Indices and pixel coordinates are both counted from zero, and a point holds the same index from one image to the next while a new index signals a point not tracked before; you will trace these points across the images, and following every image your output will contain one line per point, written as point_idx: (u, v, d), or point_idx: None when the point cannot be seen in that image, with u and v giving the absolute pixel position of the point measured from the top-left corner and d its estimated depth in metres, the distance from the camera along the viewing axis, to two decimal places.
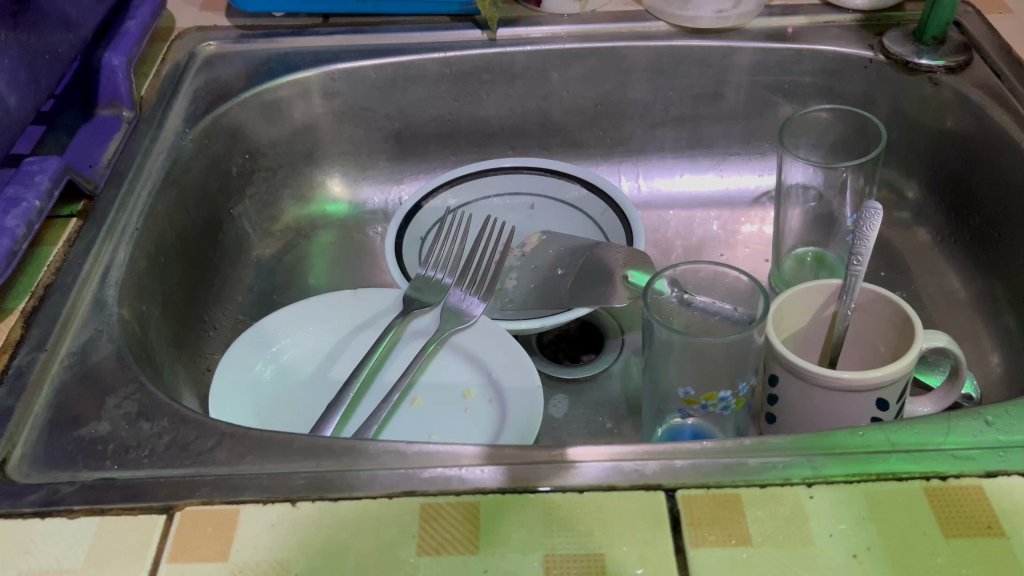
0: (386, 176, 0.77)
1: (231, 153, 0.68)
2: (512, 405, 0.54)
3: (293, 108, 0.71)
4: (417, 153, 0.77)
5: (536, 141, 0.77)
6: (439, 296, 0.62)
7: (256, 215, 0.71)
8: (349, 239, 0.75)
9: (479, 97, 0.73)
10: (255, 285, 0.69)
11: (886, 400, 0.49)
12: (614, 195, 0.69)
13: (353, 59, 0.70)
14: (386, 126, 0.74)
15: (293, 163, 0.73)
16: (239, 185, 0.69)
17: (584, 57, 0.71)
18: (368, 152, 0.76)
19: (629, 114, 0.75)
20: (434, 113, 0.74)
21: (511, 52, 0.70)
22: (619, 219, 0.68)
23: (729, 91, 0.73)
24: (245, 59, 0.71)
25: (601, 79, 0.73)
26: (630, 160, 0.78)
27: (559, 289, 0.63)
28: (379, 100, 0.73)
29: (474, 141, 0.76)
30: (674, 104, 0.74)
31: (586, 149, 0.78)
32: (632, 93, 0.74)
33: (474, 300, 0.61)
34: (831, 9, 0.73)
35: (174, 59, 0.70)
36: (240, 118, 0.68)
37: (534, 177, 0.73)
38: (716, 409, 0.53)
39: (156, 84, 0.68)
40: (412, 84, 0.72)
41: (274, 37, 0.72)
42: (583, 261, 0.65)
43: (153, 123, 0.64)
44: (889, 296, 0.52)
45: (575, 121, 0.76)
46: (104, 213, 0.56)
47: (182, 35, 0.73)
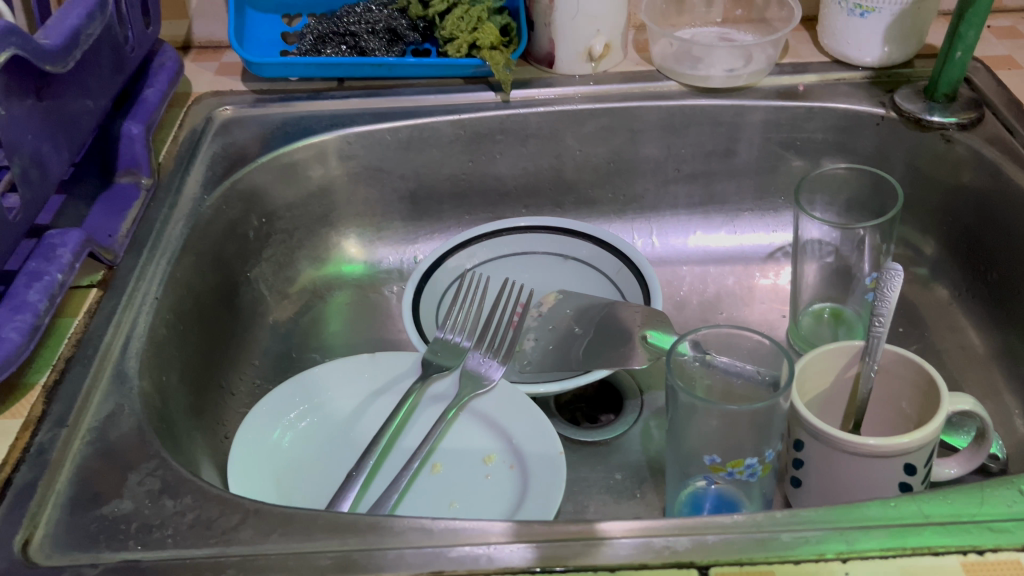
0: (401, 236, 0.76)
1: (248, 217, 0.68)
2: (534, 474, 0.53)
3: (309, 172, 0.71)
4: (431, 213, 0.76)
5: (548, 199, 0.77)
6: (460, 360, 0.61)
7: (272, 277, 0.71)
8: (364, 299, 0.74)
9: (493, 157, 0.74)
10: (271, 349, 0.68)
11: (914, 464, 0.49)
12: (630, 253, 0.68)
13: (369, 122, 0.71)
14: (401, 186, 0.74)
15: (308, 226, 0.73)
16: (256, 248, 0.69)
17: (596, 116, 0.72)
18: (383, 212, 0.75)
19: (642, 172, 0.75)
20: (448, 173, 0.74)
21: (524, 114, 0.71)
22: (636, 277, 0.67)
23: (742, 148, 0.74)
24: (261, 124, 0.71)
25: (614, 138, 0.73)
26: (643, 217, 0.77)
27: (577, 349, 0.63)
28: (394, 161, 0.73)
29: (487, 200, 0.76)
30: (687, 161, 0.75)
31: (598, 207, 0.77)
32: (644, 151, 0.74)
33: (494, 364, 0.61)
34: (842, 67, 0.73)
35: (191, 125, 0.71)
36: (258, 181, 0.68)
37: (549, 236, 0.72)
38: (742, 476, 0.52)
39: (174, 150, 0.68)
40: (427, 145, 0.72)
41: (289, 101, 0.73)
42: (600, 320, 0.64)
43: (171, 188, 0.64)
44: (913, 358, 0.53)
45: (588, 178, 0.76)
46: (124, 282, 0.56)
47: (199, 100, 0.73)
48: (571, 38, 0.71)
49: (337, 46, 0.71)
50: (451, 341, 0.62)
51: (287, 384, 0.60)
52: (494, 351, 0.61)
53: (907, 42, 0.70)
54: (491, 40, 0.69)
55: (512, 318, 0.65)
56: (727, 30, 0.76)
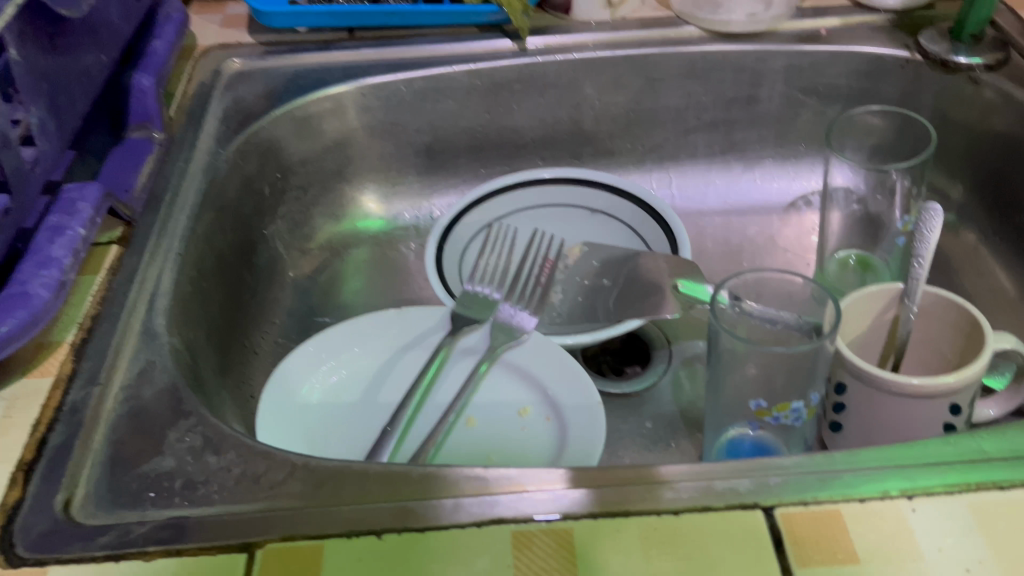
0: (416, 191, 0.75)
1: (263, 172, 0.66)
2: (572, 426, 0.52)
3: (323, 126, 0.69)
4: (447, 167, 0.75)
5: (566, 151, 0.75)
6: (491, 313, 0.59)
7: (288, 235, 0.69)
8: (382, 256, 0.72)
9: (511, 108, 0.72)
10: (291, 308, 0.67)
11: (958, 405, 0.48)
12: (655, 204, 0.67)
13: (384, 72, 0.69)
14: (416, 140, 0.72)
15: (323, 181, 0.71)
16: (271, 205, 0.67)
17: (616, 64, 0.70)
18: (398, 167, 0.73)
19: (662, 120, 0.74)
20: (464, 125, 0.73)
21: (542, 62, 0.70)
22: (662, 228, 0.66)
23: (763, 95, 0.72)
24: (272, 77, 0.69)
25: (633, 85, 0.72)
26: (662, 167, 0.76)
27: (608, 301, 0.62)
28: (410, 114, 0.71)
29: (504, 153, 0.75)
30: (707, 109, 0.73)
31: (617, 158, 0.76)
32: (664, 99, 0.72)
33: (526, 316, 0.59)
34: (863, 10, 0.72)
35: (199, 79, 0.68)
36: (272, 135, 0.66)
37: (572, 189, 0.71)
38: (787, 420, 0.51)
39: (184, 104, 0.66)
40: (442, 96, 0.70)
41: (298, 53, 0.70)
42: (629, 270, 0.63)
43: (186, 142, 0.62)
44: (955, 299, 0.52)
45: (607, 128, 0.74)
46: (145, 238, 0.54)
47: (206, 53, 0.71)
48: None
49: None
50: (478, 294, 0.61)
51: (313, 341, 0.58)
52: (525, 303, 0.60)
53: None
54: None
55: (538, 272, 0.64)
56: None
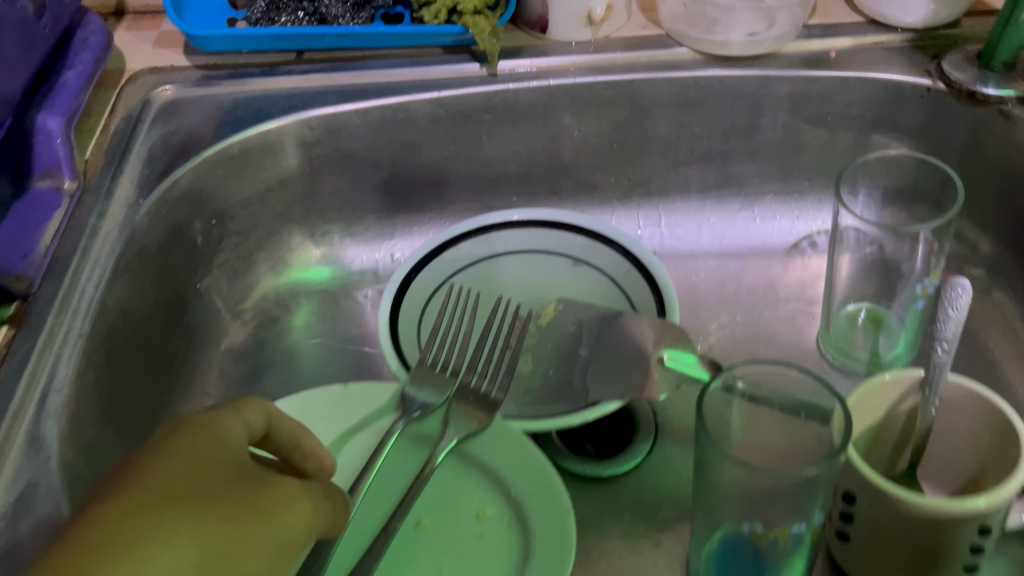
0: (374, 233, 0.67)
1: (195, 220, 0.58)
2: (537, 541, 0.45)
3: (265, 164, 0.61)
4: (409, 205, 0.67)
5: (543, 185, 0.67)
6: (450, 393, 0.51)
7: (227, 287, 0.62)
8: (335, 306, 0.65)
9: (479, 139, 0.64)
10: (229, 373, 0.59)
11: (988, 525, 0.41)
12: (640, 252, 0.59)
13: (334, 102, 0.61)
14: (374, 176, 0.64)
15: (267, 224, 0.63)
16: (206, 255, 0.59)
17: (598, 91, 0.62)
18: (353, 205, 0.65)
19: (649, 152, 0.66)
20: (428, 159, 0.65)
21: (514, 89, 0.62)
22: (646, 280, 0.58)
23: (765, 125, 0.64)
24: (208, 108, 0.61)
25: (617, 113, 0.64)
26: (650, 203, 0.68)
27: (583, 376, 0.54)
28: (365, 148, 0.63)
29: (473, 188, 0.67)
30: (701, 140, 0.65)
31: (600, 192, 0.68)
32: (652, 129, 0.64)
33: (489, 399, 0.51)
34: (878, 28, 0.64)
35: (125, 110, 0.60)
36: (205, 178, 0.58)
37: (549, 233, 0.63)
38: (788, 545, 0.44)
39: (104, 142, 0.57)
40: (402, 130, 0.63)
41: (241, 78, 0.62)
42: (609, 337, 0.55)
43: (101, 192, 0.54)
44: (985, 394, 0.45)
45: (588, 161, 0.66)
46: (41, 318, 0.47)
47: (134, 78, 0.62)
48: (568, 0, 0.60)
49: (293, 14, 0.61)
50: (435, 370, 0.52)
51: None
52: (489, 380, 0.52)
53: None
54: (474, 4, 0.59)
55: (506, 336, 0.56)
56: None
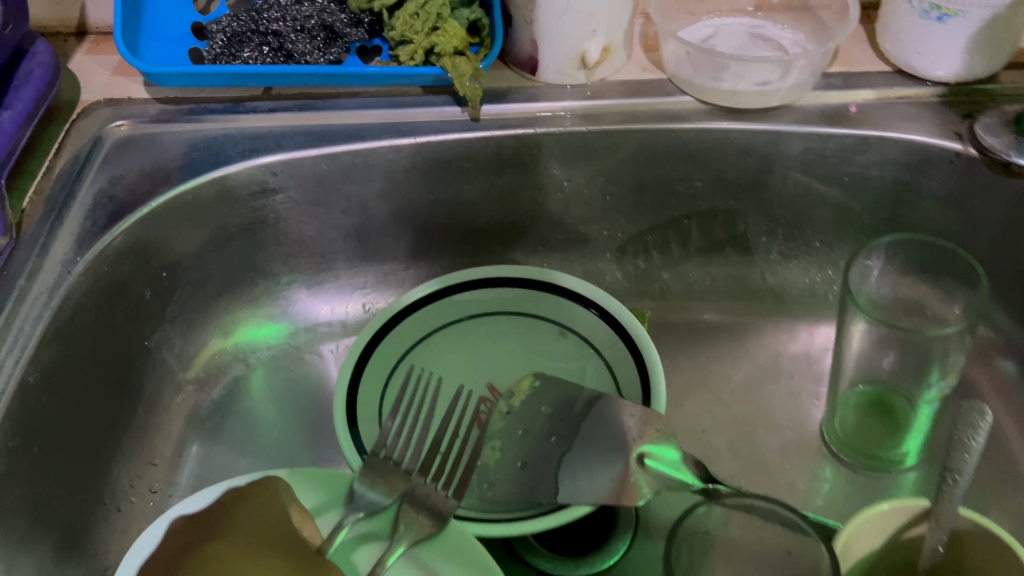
0: (344, 282, 0.62)
1: (143, 275, 0.54)
2: None
3: (223, 213, 0.56)
4: (384, 253, 0.62)
5: (530, 236, 0.62)
6: (403, 492, 0.46)
7: (181, 343, 0.58)
8: (298, 363, 0.61)
9: (460, 187, 0.59)
10: (180, 437, 0.56)
11: None
12: (626, 322, 0.53)
13: (299, 144, 0.56)
14: (344, 223, 0.59)
15: (227, 274, 0.59)
16: (155, 311, 0.55)
17: (590, 142, 0.56)
18: (322, 253, 0.61)
19: (647, 207, 0.60)
20: (403, 207, 0.59)
21: (499, 137, 0.56)
22: (632, 356, 0.52)
23: (774, 182, 0.58)
24: (164, 148, 0.56)
25: (611, 166, 0.58)
26: (646, 258, 0.63)
27: (551, 471, 0.48)
28: (334, 196, 0.58)
29: (454, 237, 0.62)
30: (704, 196, 0.59)
31: (592, 246, 0.63)
32: (649, 183, 0.59)
33: (446, 503, 0.45)
34: (907, 80, 0.57)
35: (73, 150, 0.55)
36: (155, 230, 0.53)
37: (527, 292, 0.57)
38: None
39: (46, 187, 0.53)
40: (375, 176, 0.57)
41: (202, 116, 0.57)
42: (585, 424, 0.50)
43: (35, 247, 0.50)
44: (1001, 534, 0.39)
45: (579, 213, 0.61)
46: None
47: (88, 111, 0.57)
48: (559, 41, 0.54)
49: (257, 49, 0.55)
50: (390, 462, 0.47)
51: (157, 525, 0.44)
52: (446, 479, 0.46)
53: (996, 53, 0.54)
54: (454, 44, 0.53)
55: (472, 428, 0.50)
56: (758, 24, 0.59)
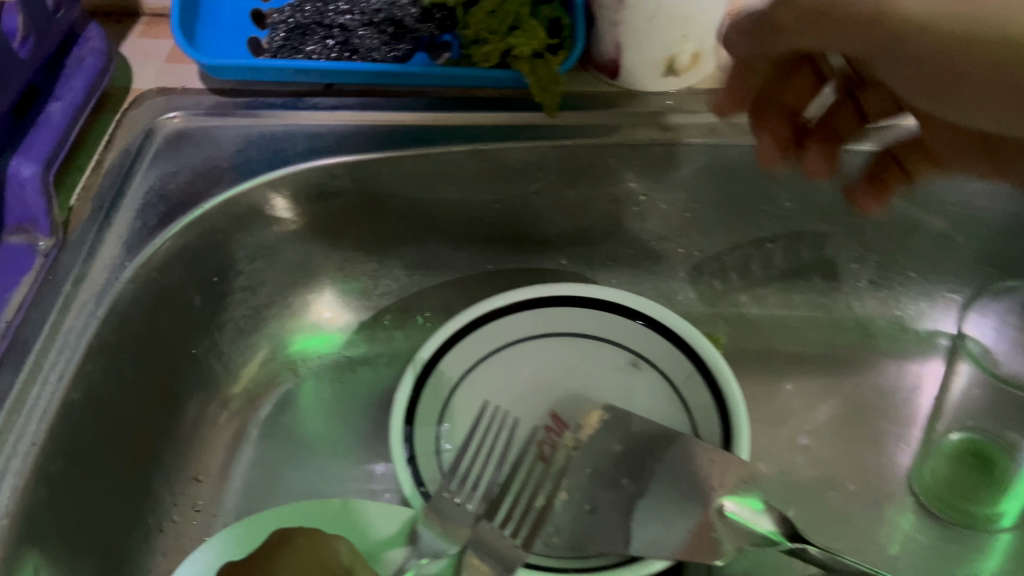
0: (400, 288, 0.59)
1: (194, 281, 0.51)
2: None
3: (278, 219, 0.53)
4: (444, 261, 0.58)
5: (600, 250, 0.58)
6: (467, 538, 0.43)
7: (229, 351, 0.55)
8: (350, 372, 0.57)
9: (528, 197, 0.55)
10: (226, 453, 0.53)
11: None
12: (705, 354, 0.49)
13: (362, 147, 0.52)
14: (404, 230, 0.56)
15: (280, 279, 0.56)
16: (205, 317, 0.52)
17: (673, 154, 0.52)
18: (379, 257, 0.58)
19: (727, 227, 0.56)
20: (467, 214, 0.56)
21: (575, 146, 0.52)
22: (712, 392, 0.48)
23: (870, 206, 0.54)
24: (219, 146, 0.52)
25: (694, 183, 0.54)
26: (722, 279, 0.59)
27: (625, 522, 0.45)
28: (396, 200, 0.54)
29: (519, 248, 0.58)
30: (791, 217, 0.55)
31: (664, 262, 0.59)
32: (733, 202, 0.55)
33: (513, 553, 0.43)
34: None
35: (122, 146, 0.51)
36: (207, 233, 0.50)
37: (595, 314, 0.53)
38: None
39: (95, 183, 0.49)
40: (438, 183, 0.54)
41: (258, 110, 0.53)
42: (660, 467, 0.47)
43: (81, 250, 0.46)
44: None
45: (654, 229, 0.57)
46: None
47: (140, 100, 0.53)
48: (647, 46, 0.49)
49: (321, 41, 0.52)
50: (455, 505, 0.45)
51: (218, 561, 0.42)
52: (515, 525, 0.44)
53: None
54: (532, 46, 0.48)
55: (537, 465, 0.48)
56: None
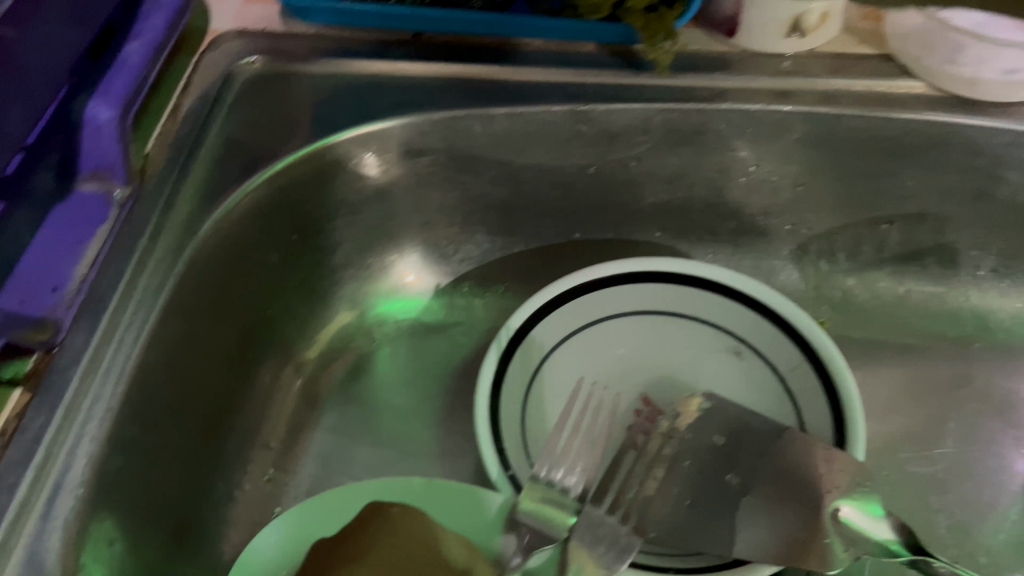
0: (482, 255, 0.56)
1: (273, 239, 0.48)
2: None
3: (363, 175, 0.50)
4: (530, 228, 0.55)
5: (698, 224, 0.55)
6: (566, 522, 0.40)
7: (304, 313, 0.52)
8: (429, 343, 0.55)
9: (628, 164, 0.51)
10: (297, 419, 0.51)
11: None
12: (817, 342, 0.45)
13: (456, 101, 0.48)
14: (491, 194, 0.53)
15: (358, 239, 0.53)
16: (282, 278, 0.50)
17: (793, 124, 0.48)
18: (463, 223, 0.54)
19: (841, 205, 0.52)
20: (560, 180, 0.52)
21: (686, 110, 0.47)
22: (823, 382, 0.44)
23: (1003, 190, 0.49)
24: (302, 95, 0.49)
25: (814, 156, 0.49)
26: (828, 258, 0.55)
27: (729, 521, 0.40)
28: (486, 161, 0.51)
29: (610, 218, 0.55)
30: (913, 197, 0.51)
31: (765, 239, 0.55)
32: (851, 179, 0.50)
33: (620, 538, 0.39)
34: None
35: (200, 91, 0.48)
36: (288, 190, 0.47)
37: (697, 295, 0.49)
38: None
39: (172, 129, 0.46)
40: (533, 144, 0.50)
41: (344, 58, 0.50)
42: (767, 464, 0.42)
43: (158, 201, 0.43)
44: None
45: (760, 203, 0.53)
46: (64, 382, 0.37)
47: (218, 42, 0.50)
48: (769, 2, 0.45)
49: None
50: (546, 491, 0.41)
51: (291, 543, 0.40)
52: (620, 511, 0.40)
53: None
54: None
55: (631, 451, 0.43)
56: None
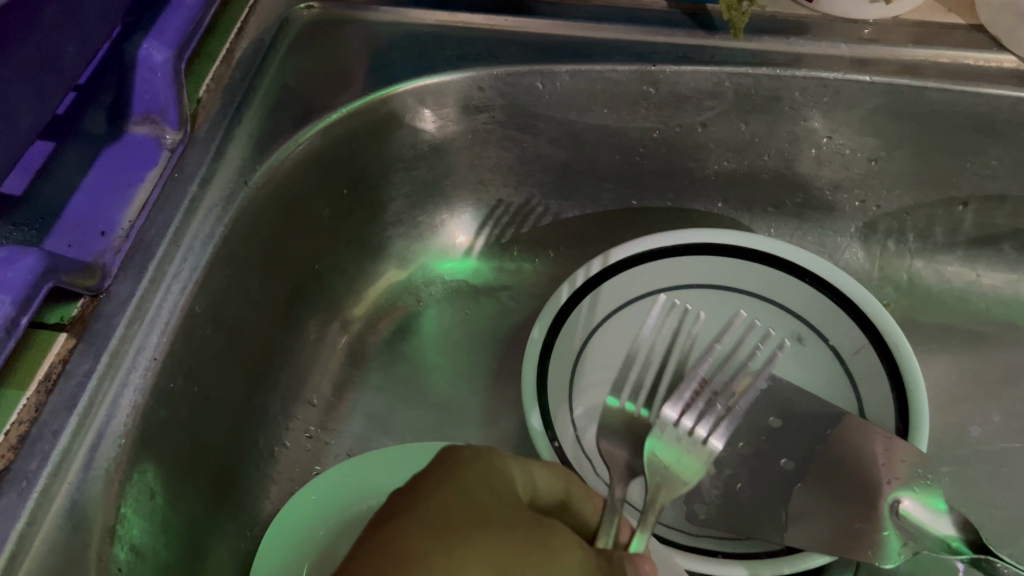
0: (536, 217, 0.55)
1: (325, 191, 0.46)
2: None
3: (420, 130, 0.48)
4: (587, 192, 0.53)
5: (762, 195, 0.53)
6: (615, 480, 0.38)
7: (352, 269, 0.52)
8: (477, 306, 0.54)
9: (694, 129, 0.49)
10: (341, 376, 0.51)
11: None
12: (883, 325, 0.43)
13: (518, 57, 0.46)
14: (550, 155, 0.51)
15: (411, 197, 0.52)
16: (331, 231, 0.48)
17: (871, 97, 0.45)
18: (519, 185, 0.53)
19: (915, 183, 0.49)
20: (621, 144, 0.50)
21: (762, 76, 0.45)
22: (888, 367, 0.42)
23: None
24: (359, 45, 0.48)
25: (892, 129, 0.47)
26: (896, 239, 0.53)
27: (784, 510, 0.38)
28: (546, 121, 0.49)
29: (671, 185, 0.53)
30: (995, 179, 0.48)
31: (831, 215, 0.53)
32: (929, 156, 0.48)
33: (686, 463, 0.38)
34: None
35: (256, 37, 0.47)
36: (342, 140, 0.46)
37: (759, 271, 0.47)
38: None
39: (226, 74, 0.45)
40: (597, 104, 0.48)
41: (405, 7, 0.49)
42: (825, 448, 0.39)
43: (209, 148, 0.42)
44: None
45: (830, 177, 0.50)
46: (109, 326, 0.35)
47: None
48: None
49: None
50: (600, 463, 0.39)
51: (329, 504, 0.39)
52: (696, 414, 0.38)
53: None
54: None
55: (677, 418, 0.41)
56: None
